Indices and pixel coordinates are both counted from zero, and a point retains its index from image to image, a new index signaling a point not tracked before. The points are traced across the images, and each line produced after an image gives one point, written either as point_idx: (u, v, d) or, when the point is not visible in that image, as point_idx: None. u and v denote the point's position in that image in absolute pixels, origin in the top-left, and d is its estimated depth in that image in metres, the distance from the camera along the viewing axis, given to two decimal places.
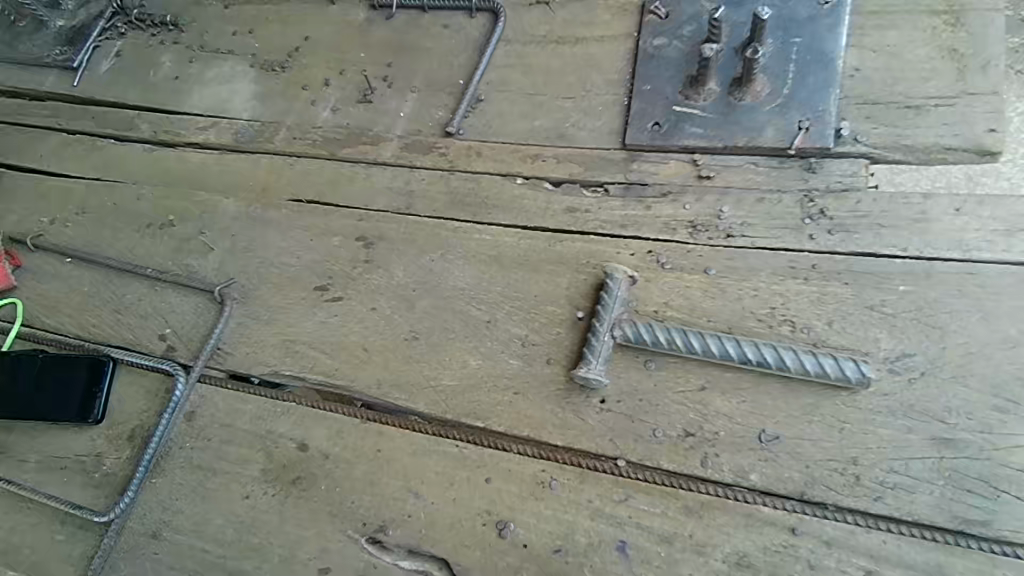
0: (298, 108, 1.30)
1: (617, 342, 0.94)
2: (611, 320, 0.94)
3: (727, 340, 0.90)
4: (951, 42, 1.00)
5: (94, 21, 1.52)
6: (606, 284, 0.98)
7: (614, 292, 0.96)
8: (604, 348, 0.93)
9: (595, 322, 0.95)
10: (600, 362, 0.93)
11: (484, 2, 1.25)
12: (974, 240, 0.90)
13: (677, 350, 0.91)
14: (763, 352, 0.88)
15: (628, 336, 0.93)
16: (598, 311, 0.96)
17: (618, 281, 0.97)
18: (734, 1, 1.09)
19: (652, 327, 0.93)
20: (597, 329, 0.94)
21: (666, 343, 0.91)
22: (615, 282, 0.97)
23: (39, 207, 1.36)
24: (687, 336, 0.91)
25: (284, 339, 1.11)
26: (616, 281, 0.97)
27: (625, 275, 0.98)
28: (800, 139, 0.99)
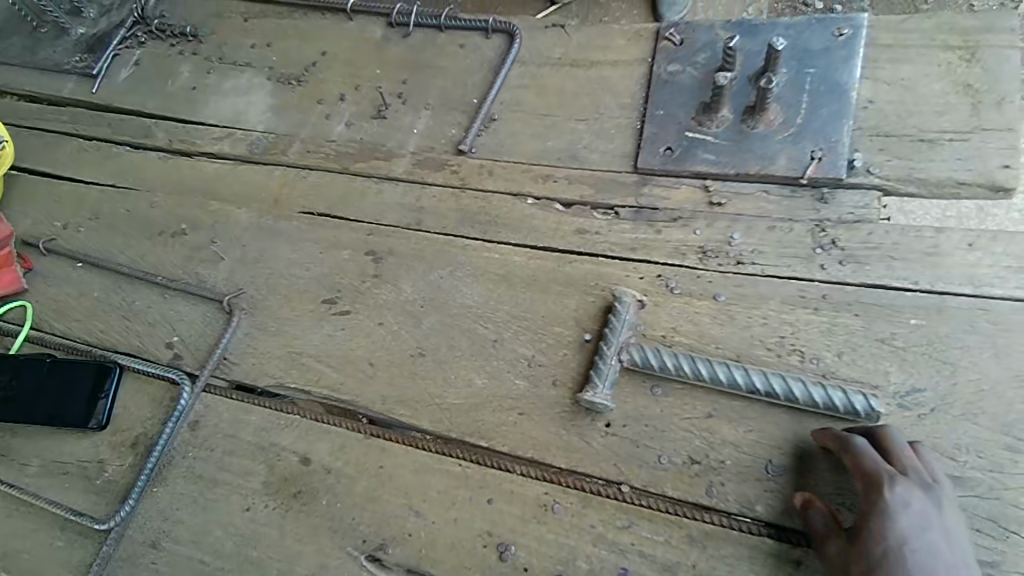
0: (313, 121, 1.31)
1: (624, 366, 0.94)
2: (619, 344, 0.94)
3: (736, 368, 0.89)
4: (965, 77, 1.00)
5: (115, 30, 1.55)
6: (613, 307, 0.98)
7: (622, 316, 0.96)
8: (611, 371, 0.93)
9: (602, 346, 0.95)
10: (607, 386, 0.93)
11: (501, 23, 1.26)
12: (987, 275, 0.89)
13: (685, 376, 0.91)
14: (772, 382, 0.88)
15: (635, 360, 0.93)
16: (605, 334, 0.96)
17: (627, 304, 0.97)
18: (749, 30, 1.10)
19: (659, 351, 0.93)
20: (604, 353, 0.94)
21: (675, 369, 0.91)
22: (624, 305, 0.97)
23: (53, 212, 1.37)
24: (695, 363, 0.91)
25: (290, 352, 1.11)
26: (625, 305, 0.97)
27: (634, 299, 0.98)
28: (813, 168, 0.99)
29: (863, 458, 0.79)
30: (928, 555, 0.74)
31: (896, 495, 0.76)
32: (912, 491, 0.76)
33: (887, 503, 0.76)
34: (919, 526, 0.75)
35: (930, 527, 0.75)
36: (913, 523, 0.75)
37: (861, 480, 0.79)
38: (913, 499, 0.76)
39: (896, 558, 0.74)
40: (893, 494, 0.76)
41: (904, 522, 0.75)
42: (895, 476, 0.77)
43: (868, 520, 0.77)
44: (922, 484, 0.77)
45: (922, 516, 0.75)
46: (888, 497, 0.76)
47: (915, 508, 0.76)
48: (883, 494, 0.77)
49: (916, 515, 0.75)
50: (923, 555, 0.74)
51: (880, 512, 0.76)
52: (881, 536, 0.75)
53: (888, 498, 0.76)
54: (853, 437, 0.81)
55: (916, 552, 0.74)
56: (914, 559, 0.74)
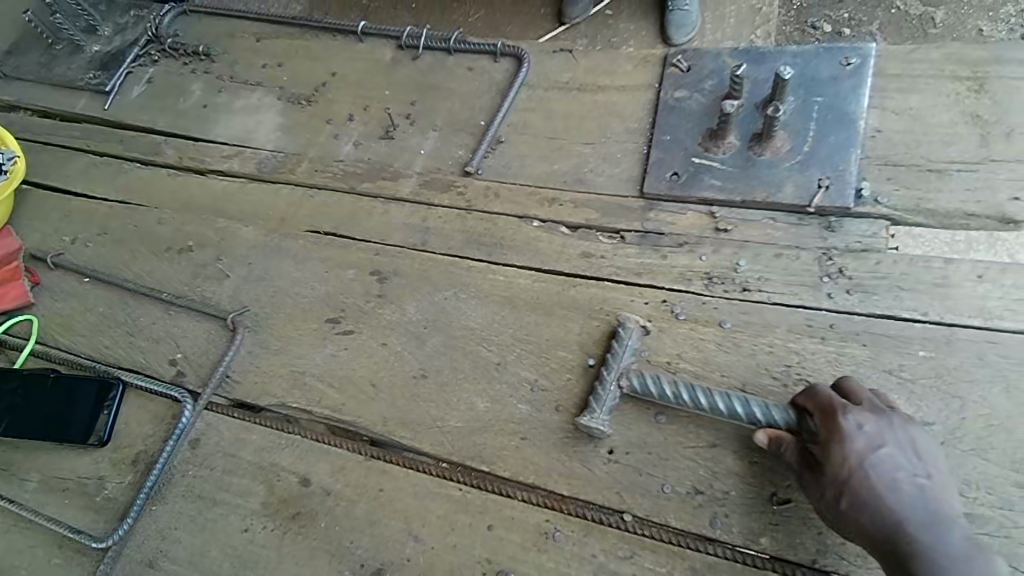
0: (321, 141, 1.33)
1: (624, 391, 0.93)
2: (619, 369, 0.93)
3: (737, 399, 0.86)
4: (974, 108, 1.00)
5: (129, 48, 1.58)
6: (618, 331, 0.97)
7: (625, 341, 0.95)
8: (610, 396, 0.92)
9: (604, 370, 0.94)
10: (606, 412, 0.91)
11: (509, 47, 1.28)
12: (996, 307, 0.89)
13: (684, 405, 0.88)
14: (775, 412, 0.84)
15: (634, 385, 0.91)
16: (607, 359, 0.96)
17: (631, 329, 0.96)
18: (756, 59, 1.12)
19: (659, 378, 0.90)
20: (604, 378, 0.93)
21: (674, 398, 0.88)
22: (627, 330, 0.96)
23: (62, 226, 1.39)
24: (694, 391, 0.88)
25: (293, 371, 1.10)
26: (628, 329, 0.96)
27: (638, 324, 0.97)
28: (820, 197, 0.99)
29: (821, 396, 0.82)
30: (889, 470, 0.76)
31: (848, 420, 0.78)
32: (863, 415, 0.79)
33: (843, 429, 0.78)
34: (874, 445, 0.77)
35: (885, 445, 0.77)
36: (867, 444, 0.77)
37: (818, 414, 0.81)
38: (864, 420, 0.78)
39: (859, 480, 0.76)
40: (845, 420, 0.78)
41: (861, 445, 0.77)
42: (847, 405, 0.80)
43: (826, 448, 0.78)
44: (873, 409, 0.80)
45: (875, 436, 0.77)
46: (841, 423, 0.78)
47: (868, 430, 0.78)
48: (835, 422, 0.79)
49: (870, 435, 0.77)
50: (882, 471, 0.76)
51: (837, 439, 0.78)
52: (840, 461, 0.77)
53: (840, 425, 0.78)
54: (814, 387, 0.83)
55: (876, 468, 0.76)
56: (876, 477, 0.75)
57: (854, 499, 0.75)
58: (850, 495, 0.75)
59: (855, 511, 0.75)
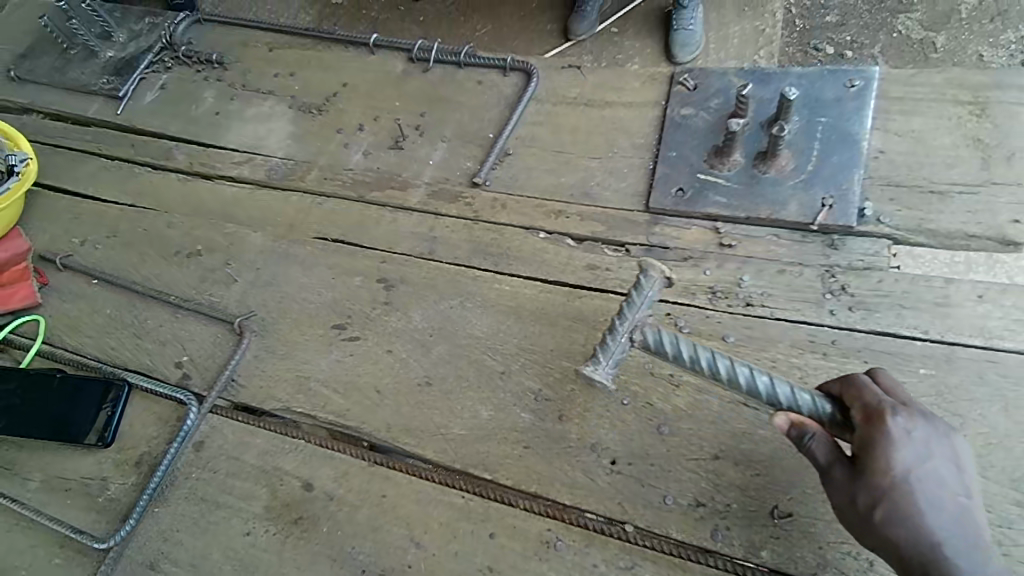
0: (331, 149, 1.34)
1: (632, 345, 0.82)
2: (634, 320, 0.81)
3: (761, 374, 0.78)
4: (976, 132, 1.02)
5: (143, 55, 1.60)
6: (639, 278, 0.83)
7: (645, 291, 0.82)
8: (618, 350, 0.81)
9: (616, 319, 0.82)
10: (611, 364, 0.82)
11: (519, 62, 1.30)
12: (997, 327, 0.90)
13: (699, 371, 0.79)
14: (798, 395, 0.78)
15: (647, 341, 0.81)
16: (622, 307, 0.83)
17: (654, 279, 0.82)
18: (762, 79, 1.14)
19: (678, 339, 0.80)
20: (616, 328, 0.81)
21: (691, 362, 0.79)
22: (649, 280, 0.82)
23: (72, 228, 1.40)
24: (715, 359, 0.79)
25: (298, 376, 1.11)
26: (650, 279, 0.82)
27: (661, 274, 0.83)
28: (823, 215, 1.01)
29: (868, 393, 0.77)
30: (931, 484, 0.71)
31: (898, 423, 0.74)
32: (915, 420, 0.74)
33: (890, 433, 0.73)
34: (922, 454, 0.72)
35: (933, 456, 0.73)
36: (915, 452, 0.72)
37: (861, 412, 0.76)
38: (915, 426, 0.74)
39: (899, 490, 0.71)
40: (895, 422, 0.74)
41: (907, 452, 0.72)
42: (896, 407, 0.75)
43: (869, 450, 0.74)
44: (921, 414, 0.75)
45: (925, 444, 0.73)
46: (890, 425, 0.74)
47: (917, 438, 0.73)
48: (884, 422, 0.74)
49: (918, 444, 0.73)
50: (924, 484, 0.71)
51: (882, 443, 0.73)
52: (885, 467, 0.72)
53: (890, 427, 0.73)
54: (854, 380, 0.79)
55: (920, 479, 0.71)
56: (917, 489, 0.71)
57: (890, 509, 0.71)
58: (887, 504, 0.71)
59: (889, 522, 0.71)
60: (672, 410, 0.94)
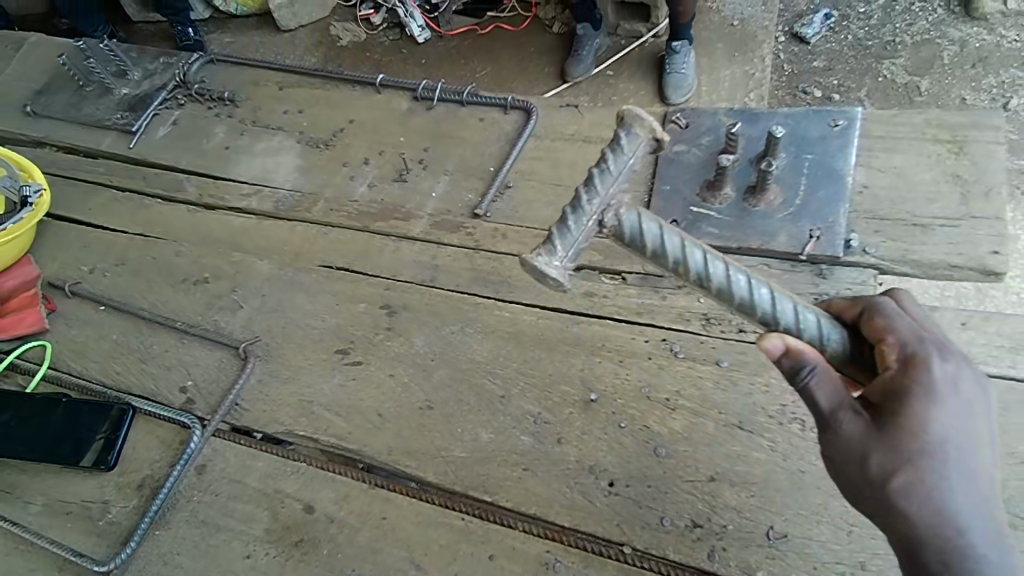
0: (337, 182, 1.39)
1: (599, 229, 0.76)
2: (606, 197, 0.75)
3: (759, 289, 0.79)
4: (954, 169, 1.08)
5: (156, 92, 1.67)
6: (617, 135, 0.78)
7: (623, 157, 0.76)
8: (582, 233, 0.74)
9: (582, 192, 0.76)
10: (572, 252, 0.74)
11: (519, 101, 1.37)
12: (979, 353, 0.94)
13: (685, 273, 0.78)
14: (788, 312, 0.79)
15: (621, 226, 0.76)
16: (592, 176, 0.76)
17: (636, 138, 0.77)
18: (750, 118, 1.20)
19: (663, 230, 0.76)
20: (582, 205, 0.75)
21: (677, 261, 0.77)
22: (629, 145, 0.77)
23: (81, 256, 1.43)
24: (706, 263, 0.78)
25: (301, 400, 1.13)
26: (630, 143, 0.77)
27: (643, 135, 0.77)
28: (811, 246, 1.05)
29: (909, 341, 0.72)
30: (964, 456, 0.66)
31: (942, 375, 0.68)
32: (962, 375, 0.69)
33: (932, 390, 0.68)
34: (963, 415, 0.67)
35: (972, 422, 0.67)
36: (956, 417, 0.67)
37: (901, 360, 0.71)
38: (957, 380, 0.69)
39: (928, 458, 0.66)
40: (938, 377, 0.68)
41: (948, 417, 0.67)
42: (942, 363, 0.69)
43: (903, 401, 0.68)
44: (969, 374, 0.69)
45: (967, 405, 0.68)
46: (934, 379, 0.68)
47: (960, 400, 0.68)
48: (926, 374, 0.69)
49: (960, 409, 0.67)
50: (957, 455, 0.66)
51: (922, 400, 0.67)
52: (920, 428, 0.66)
53: (932, 383, 0.68)
54: (884, 313, 0.76)
55: (955, 445, 0.66)
56: (948, 460, 0.66)
57: (910, 479, 0.66)
58: (909, 471, 0.66)
59: (904, 490, 0.66)
60: (669, 433, 0.96)
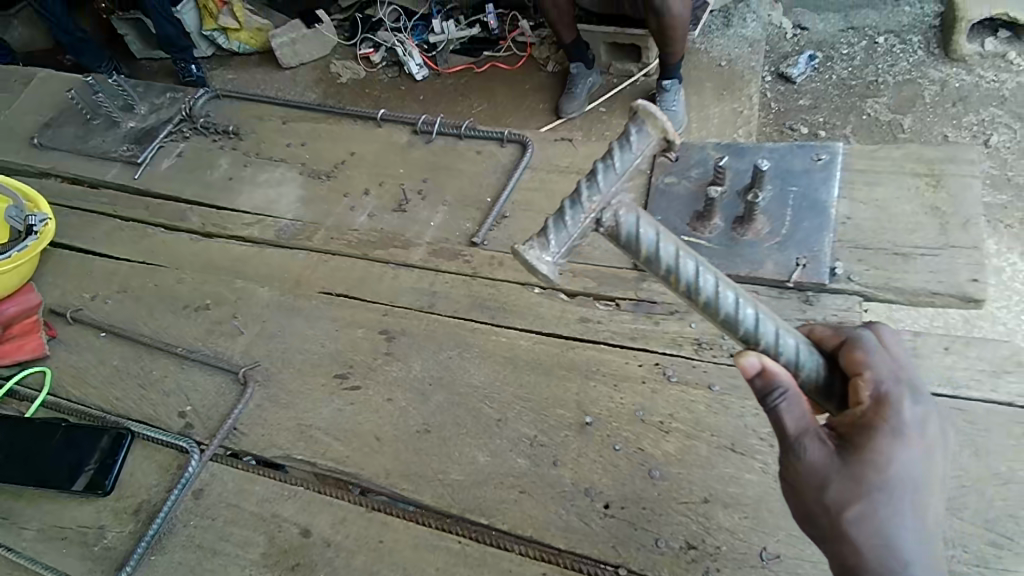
0: (338, 212, 1.43)
1: (595, 228, 0.78)
2: (606, 195, 0.77)
3: (743, 309, 0.80)
4: (933, 201, 1.13)
5: (162, 125, 1.71)
6: (629, 130, 0.80)
7: (629, 154, 0.78)
8: (578, 226, 0.77)
9: (585, 186, 0.78)
10: (563, 244, 0.77)
11: (515, 135, 1.42)
12: (961, 377, 0.97)
13: (673, 282, 0.80)
14: (770, 333, 0.80)
15: (618, 228, 0.78)
16: (596, 170, 0.78)
17: (646, 137, 0.79)
18: (737, 153, 1.25)
19: (659, 235, 0.78)
20: (582, 198, 0.77)
21: (667, 270, 0.79)
22: (639, 144, 0.79)
23: (84, 284, 1.46)
24: (696, 275, 0.79)
25: (299, 424, 1.14)
26: (638, 142, 0.79)
27: (652, 137, 0.80)
28: (798, 274, 1.09)
29: (883, 381, 0.74)
30: (920, 496, 0.69)
31: (910, 417, 0.71)
32: (929, 420, 0.72)
33: (898, 430, 0.70)
34: (927, 457, 0.70)
35: (932, 465, 0.70)
36: (919, 458, 0.69)
37: (872, 397, 0.74)
38: (922, 422, 0.71)
39: (886, 492, 0.68)
40: (905, 419, 0.71)
41: (912, 457, 0.69)
42: (912, 406, 0.72)
43: (871, 437, 0.70)
44: (934, 419, 0.72)
45: (930, 448, 0.70)
46: (902, 420, 0.71)
47: (925, 442, 0.70)
48: (895, 414, 0.71)
49: (924, 451, 0.70)
50: (915, 494, 0.69)
51: (889, 438, 0.70)
52: (885, 464, 0.69)
53: (900, 423, 0.71)
54: (863, 347, 0.78)
55: (914, 484, 0.69)
56: (903, 498, 0.68)
57: (865, 511, 0.68)
58: (866, 503, 0.68)
59: (857, 519, 0.68)
60: (663, 455, 0.98)
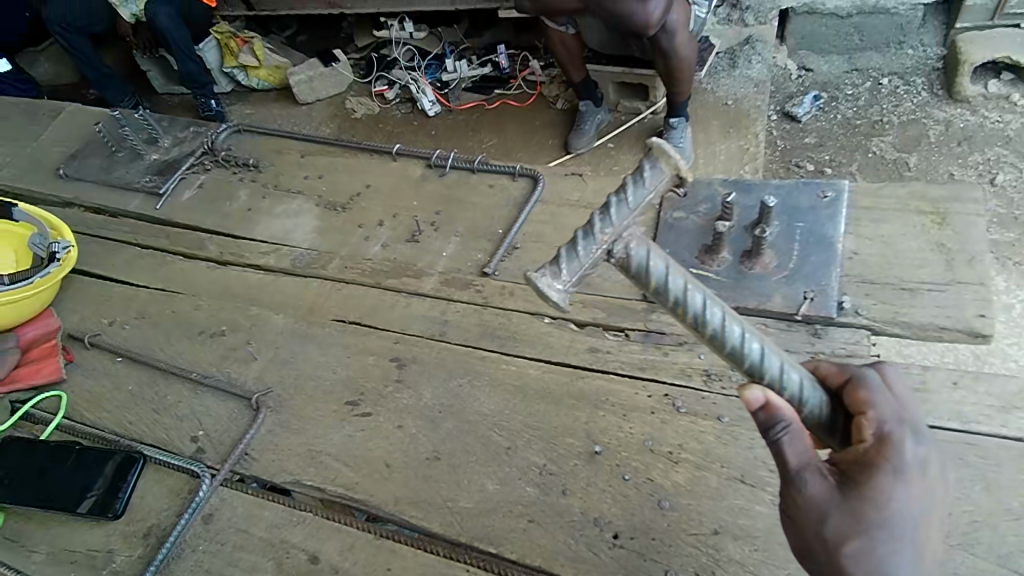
0: (352, 242, 1.46)
1: (607, 258, 0.80)
2: (618, 227, 0.79)
3: (749, 342, 0.81)
4: (939, 238, 1.15)
5: (184, 157, 1.77)
6: (643, 166, 0.83)
7: (641, 190, 0.81)
8: (589, 256, 0.79)
9: (598, 219, 0.80)
10: (573, 273, 0.79)
11: (526, 169, 1.46)
12: (971, 412, 0.97)
13: (680, 313, 0.81)
14: (776, 368, 0.80)
15: (629, 260, 0.80)
16: (609, 203, 0.81)
17: (659, 173, 0.82)
18: (744, 189, 1.28)
19: (669, 268, 0.80)
20: (594, 229, 0.80)
21: (675, 301, 0.80)
22: (652, 180, 0.81)
23: (103, 309, 1.49)
24: (703, 307, 0.80)
25: (310, 450, 1.15)
26: (652, 179, 0.81)
27: (665, 174, 0.82)
28: (806, 307, 1.11)
29: (886, 420, 0.74)
30: (919, 535, 0.69)
31: (912, 457, 0.72)
32: (930, 460, 0.72)
33: (901, 469, 0.71)
34: (927, 497, 0.70)
35: (932, 504, 0.71)
36: (919, 498, 0.70)
37: (876, 436, 0.74)
38: (924, 462, 0.72)
39: (886, 530, 0.69)
40: (908, 459, 0.71)
41: (912, 497, 0.70)
42: (914, 445, 0.73)
43: (873, 475, 0.71)
44: (935, 459, 0.73)
45: (931, 488, 0.71)
46: (905, 460, 0.71)
47: (926, 482, 0.71)
48: (898, 454, 0.72)
49: (924, 491, 0.70)
50: (914, 533, 0.69)
51: (890, 478, 0.70)
52: (885, 503, 0.69)
53: (903, 463, 0.71)
54: (867, 386, 0.78)
55: (914, 523, 0.69)
56: (903, 536, 0.69)
57: (863, 547, 0.69)
58: (864, 540, 0.69)
59: (855, 555, 0.69)
60: (672, 486, 0.98)
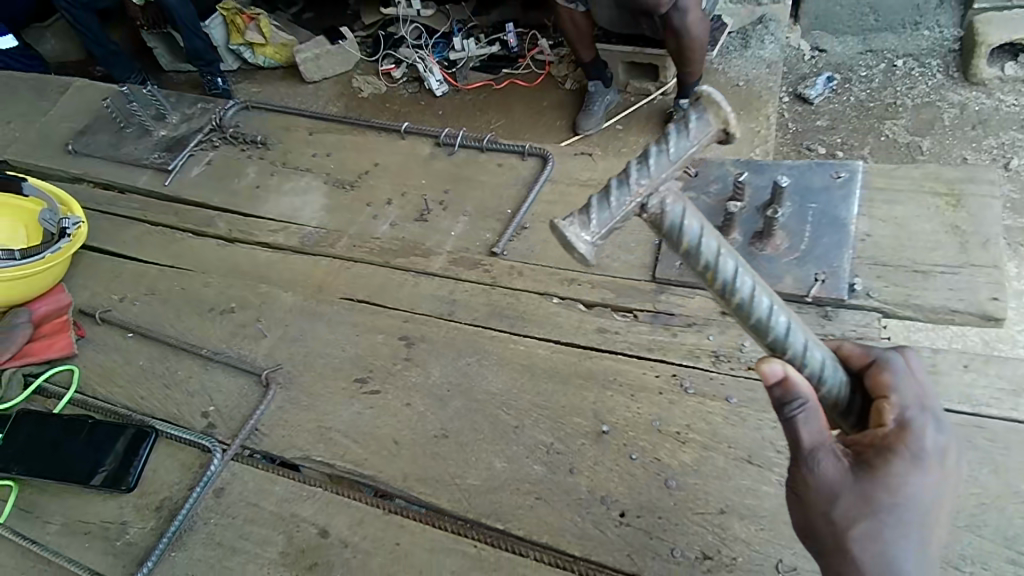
0: (361, 221, 1.46)
1: (639, 213, 0.77)
2: (654, 180, 0.76)
3: (775, 316, 0.80)
4: (953, 220, 1.13)
5: (192, 134, 1.76)
6: (689, 116, 0.79)
7: (682, 141, 0.77)
8: (622, 205, 0.75)
9: (635, 168, 0.76)
10: (603, 222, 0.76)
11: (536, 149, 1.45)
12: (981, 395, 0.97)
13: (710, 278, 0.79)
14: (798, 344, 0.80)
15: (662, 216, 0.76)
16: (648, 152, 0.77)
17: (706, 125, 0.78)
18: (756, 170, 1.26)
19: (705, 228, 0.77)
20: (630, 179, 0.76)
21: (707, 265, 0.78)
22: (696, 132, 0.77)
23: (113, 285, 1.50)
24: (735, 274, 0.78)
25: (319, 426, 1.16)
26: (695, 129, 0.78)
27: (711, 125, 0.78)
28: (817, 289, 1.10)
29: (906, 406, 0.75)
30: (929, 522, 0.69)
31: (929, 445, 0.71)
32: (948, 450, 0.72)
33: (916, 456, 0.70)
34: (942, 486, 0.70)
35: (945, 493, 0.70)
36: (932, 486, 0.69)
37: (894, 422, 0.74)
38: (943, 452, 0.71)
39: (895, 514, 0.69)
40: (925, 447, 0.71)
41: (925, 484, 0.69)
42: (932, 434, 0.72)
43: (887, 460, 0.71)
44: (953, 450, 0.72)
45: (947, 478, 0.70)
46: (922, 447, 0.71)
47: (941, 471, 0.70)
48: (915, 441, 0.71)
49: (938, 479, 0.70)
50: (924, 520, 0.69)
51: (904, 463, 0.70)
52: (897, 488, 0.69)
53: (919, 450, 0.71)
54: (891, 370, 0.78)
55: (926, 510, 0.69)
56: (912, 522, 0.69)
57: (871, 531, 0.69)
58: (872, 523, 0.69)
59: (861, 537, 0.69)
60: (679, 465, 0.99)
